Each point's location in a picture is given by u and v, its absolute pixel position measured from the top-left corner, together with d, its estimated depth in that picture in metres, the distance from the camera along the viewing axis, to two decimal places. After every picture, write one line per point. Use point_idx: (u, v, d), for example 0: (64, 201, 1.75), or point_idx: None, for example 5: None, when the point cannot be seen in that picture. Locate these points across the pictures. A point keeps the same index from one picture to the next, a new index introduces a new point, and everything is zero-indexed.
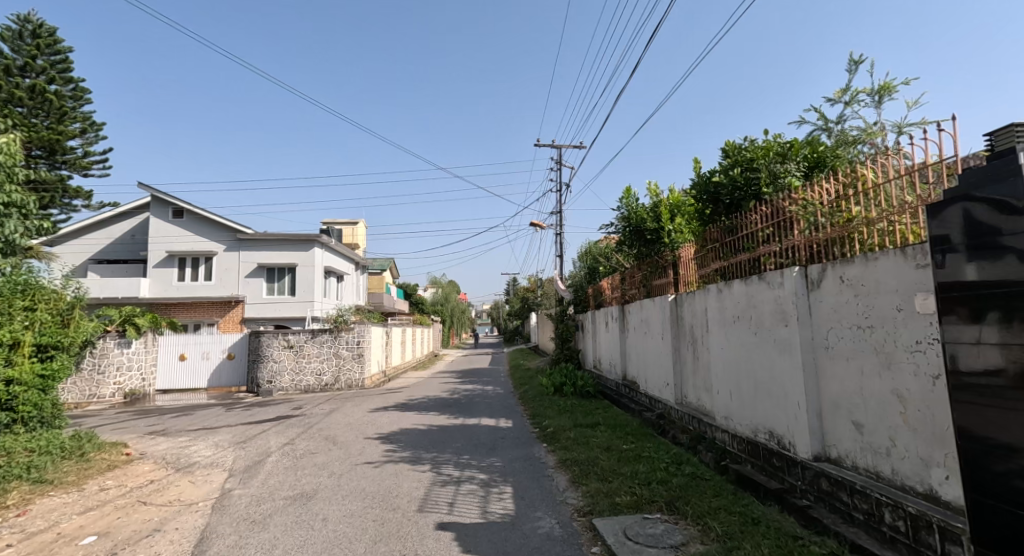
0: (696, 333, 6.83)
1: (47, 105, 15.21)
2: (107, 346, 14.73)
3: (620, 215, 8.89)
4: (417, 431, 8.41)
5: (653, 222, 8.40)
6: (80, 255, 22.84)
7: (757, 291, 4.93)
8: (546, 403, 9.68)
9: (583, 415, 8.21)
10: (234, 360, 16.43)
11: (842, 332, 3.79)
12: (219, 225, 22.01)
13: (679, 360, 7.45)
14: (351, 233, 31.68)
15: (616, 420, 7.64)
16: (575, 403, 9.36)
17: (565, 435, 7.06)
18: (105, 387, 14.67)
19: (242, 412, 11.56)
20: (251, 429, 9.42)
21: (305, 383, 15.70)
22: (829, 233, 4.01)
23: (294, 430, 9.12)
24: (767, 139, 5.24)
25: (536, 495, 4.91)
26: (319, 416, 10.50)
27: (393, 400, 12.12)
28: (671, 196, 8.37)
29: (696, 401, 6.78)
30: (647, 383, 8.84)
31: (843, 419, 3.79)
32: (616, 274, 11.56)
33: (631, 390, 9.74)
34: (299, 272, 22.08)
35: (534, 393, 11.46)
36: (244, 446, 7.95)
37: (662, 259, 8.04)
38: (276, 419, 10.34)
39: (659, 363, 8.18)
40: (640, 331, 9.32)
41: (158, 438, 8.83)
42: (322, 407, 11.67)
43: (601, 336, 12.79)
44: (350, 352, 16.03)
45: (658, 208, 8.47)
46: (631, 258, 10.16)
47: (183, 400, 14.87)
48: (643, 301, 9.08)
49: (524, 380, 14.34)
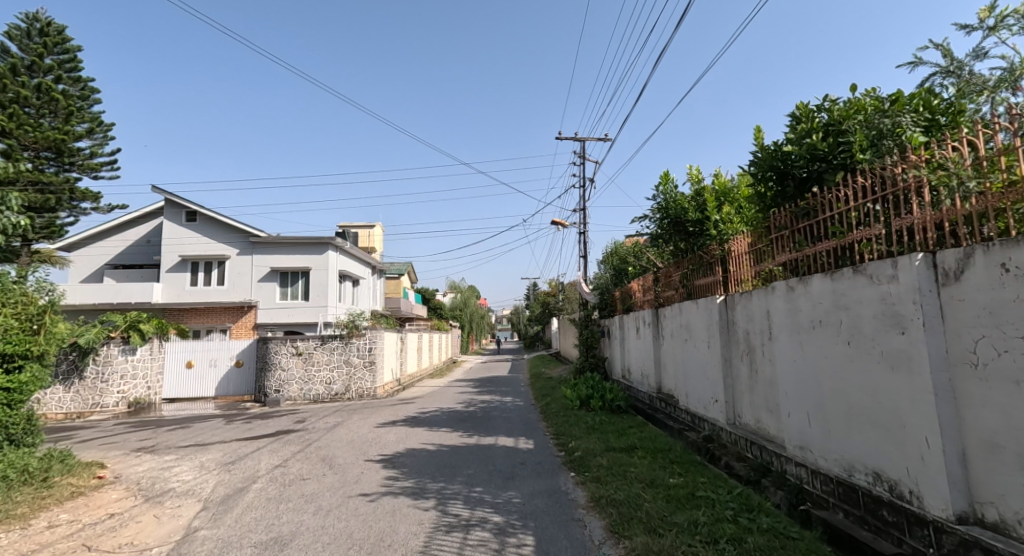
0: (754, 342, 5.69)
1: (54, 104, 14.48)
2: (111, 353, 13.93)
3: (655, 205, 7.76)
4: (424, 452, 7.41)
5: (695, 212, 7.27)
6: (95, 259, 22.56)
7: (850, 289, 3.80)
8: (570, 420, 8.60)
9: (615, 436, 7.09)
10: (242, 368, 15.73)
11: (1005, 344, 2.65)
12: (232, 228, 21.51)
13: (730, 374, 6.32)
14: (367, 237, 31.05)
15: (655, 443, 6.53)
16: (604, 419, 8.26)
17: (597, 462, 5.95)
18: (108, 396, 13.86)
19: (242, 426, 10.73)
20: (245, 446, 8.56)
21: (315, 392, 14.90)
22: (976, 205, 2.89)
23: (290, 448, 8.21)
24: (859, 96, 4.14)
25: (564, 552, 3.81)
26: (321, 430, 9.60)
27: (403, 413, 11.19)
28: (715, 181, 7.23)
29: (755, 423, 5.64)
30: (688, 398, 7.70)
31: (1008, 468, 2.66)
32: (649, 274, 10.40)
33: (668, 405, 8.59)
34: (312, 276, 21.48)
35: (557, 406, 10.39)
36: (230, 469, 7.05)
37: (708, 254, 6.95)
38: (275, 434, 9.47)
39: (704, 377, 7.04)
40: (679, 339, 8.19)
41: (143, 456, 8.01)
42: (327, 420, 10.77)
43: (630, 342, 11.68)
44: (362, 360, 15.16)
45: (702, 196, 7.32)
46: (668, 255, 8.98)
47: (188, 410, 14.19)
48: (681, 305, 7.99)
49: (545, 391, 13.27)
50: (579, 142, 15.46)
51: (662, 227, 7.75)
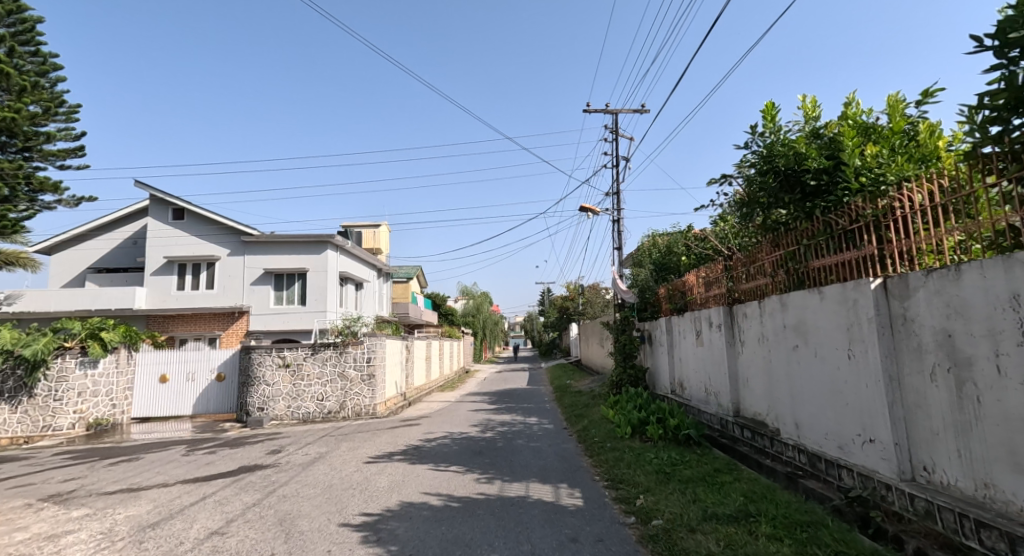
0: (971, 349, 3.38)
1: (6, 79, 12.39)
2: (66, 367, 11.95)
3: (752, 154, 5.49)
4: (424, 511, 5.14)
5: (822, 158, 4.94)
6: (75, 264, 20.80)
7: None
8: (626, 458, 6.32)
9: (705, 491, 4.83)
10: (224, 382, 13.68)
11: None
12: (223, 227, 19.58)
13: (903, 399, 4.02)
14: (372, 238, 28.84)
15: (785, 510, 4.19)
16: (675, 460, 5.96)
17: (700, 548, 3.68)
18: (62, 417, 11.85)
19: (202, 458, 8.57)
20: (189, 492, 6.38)
21: (304, 411, 12.78)
22: None
23: (244, 499, 6.00)
24: None
25: None
26: (296, 467, 7.41)
27: (405, 440, 9.02)
28: (847, 111, 4.84)
29: (978, 487, 3.34)
30: (802, 429, 5.43)
31: None
32: (720, 261, 8.14)
33: (761, 437, 6.33)
34: (311, 278, 19.46)
35: (599, 434, 8.11)
36: (143, 541, 4.82)
37: (845, 219, 4.65)
38: (235, 472, 7.28)
39: (836, 402, 4.75)
40: (779, 347, 5.92)
41: (42, 511, 5.84)
42: (307, 451, 8.56)
43: (686, 348, 9.40)
44: (359, 372, 13.01)
45: (829, 136, 4.99)
46: (756, 231, 6.73)
47: (156, 433, 12.16)
48: (787, 296, 5.71)
49: (577, 410, 10.99)
50: (611, 115, 13.22)
51: (760, 182, 5.47)
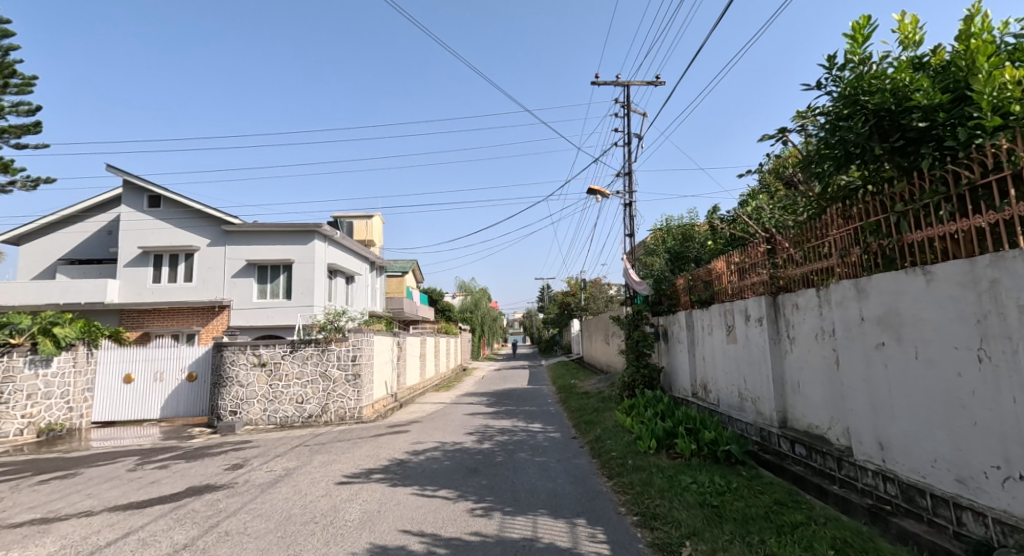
0: None
1: None
2: (13, 366, 10.62)
3: (832, 95, 4.23)
4: None
5: (936, 92, 3.67)
6: (45, 255, 19.47)
7: None
8: (657, 484, 5.05)
9: (777, 540, 3.57)
10: (195, 383, 12.41)
11: None
12: (203, 215, 18.28)
13: None
14: (366, 229, 27.47)
15: None
16: (721, 488, 4.69)
17: None
18: (6, 423, 10.44)
19: (150, 474, 7.29)
20: (110, 527, 5.09)
21: (282, 414, 11.53)
22: None
23: (176, 537, 4.72)
24: None
25: None
26: (255, 490, 6.15)
27: (389, 452, 7.77)
28: (968, 30, 3.58)
29: None
30: (889, 452, 4.19)
31: None
32: (758, 243, 6.88)
33: (822, 456, 5.10)
34: (296, 271, 18.17)
35: (615, 447, 6.86)
36: None
37: (977, 171, 3.38)
38: (179, 497, 6.01)
39: (955, 421, 3.52)
40: (852, 344, 4.68)
41: None
42: (273, 467, 7.28)
43: (713, 345, 8.19)
44: (343, 373, 11.74)
45: (944, 65, 3.74)
46: (815, 202, 5.48)
47: (115, 440, 10.89)
48: (867, 280, 4.44)
49: (587, 416, 9.73)
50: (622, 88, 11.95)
51: (837, 129, 4.22)
